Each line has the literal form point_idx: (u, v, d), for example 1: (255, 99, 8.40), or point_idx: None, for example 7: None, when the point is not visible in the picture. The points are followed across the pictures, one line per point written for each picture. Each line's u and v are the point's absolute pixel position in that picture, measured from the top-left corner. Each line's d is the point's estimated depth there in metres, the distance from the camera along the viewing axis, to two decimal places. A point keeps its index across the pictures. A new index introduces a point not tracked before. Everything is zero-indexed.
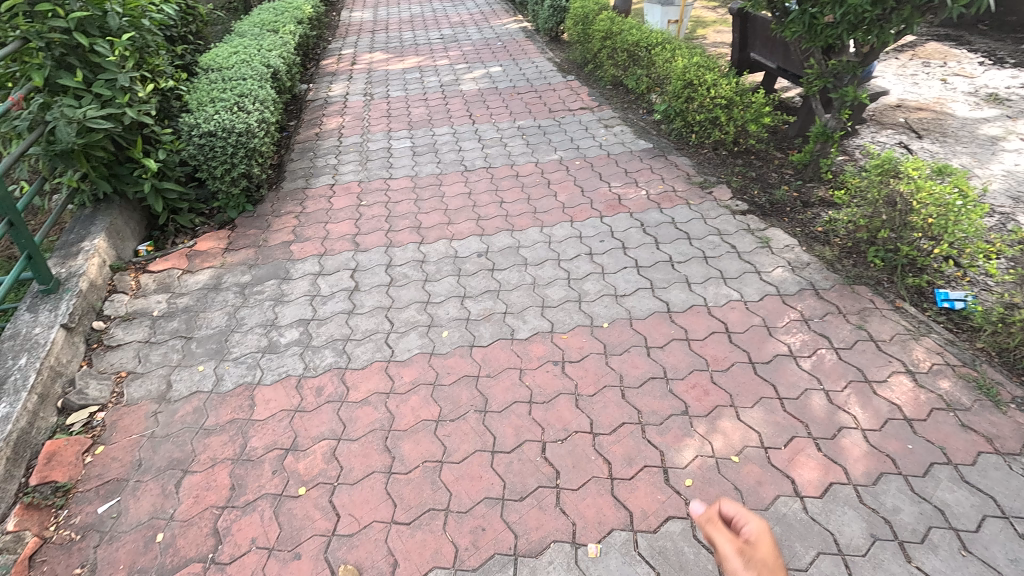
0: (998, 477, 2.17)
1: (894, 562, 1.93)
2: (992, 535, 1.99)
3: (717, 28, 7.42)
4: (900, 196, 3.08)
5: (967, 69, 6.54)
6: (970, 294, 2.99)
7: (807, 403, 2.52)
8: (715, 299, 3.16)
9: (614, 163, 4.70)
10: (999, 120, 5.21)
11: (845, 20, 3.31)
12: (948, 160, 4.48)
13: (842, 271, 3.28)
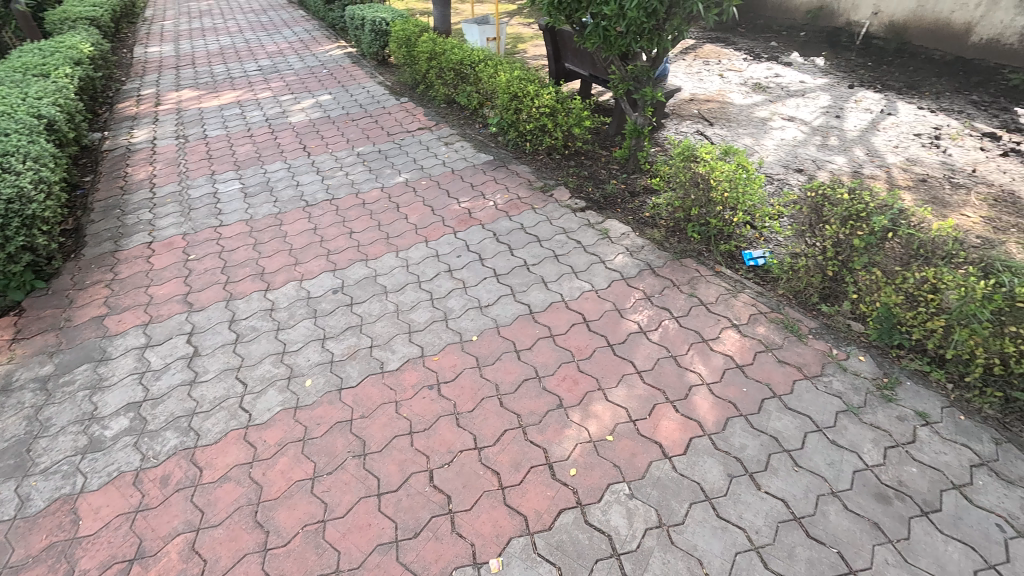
0: (810, 397, 2.60)
1: (749, 493, 2.21)
2: (814, 447, 2.38)
3: (534, 43, 7.99)
4: (701, 177, 3.57)
5: (736, 65, 7.84)
6: (767, 250, 3.56)
7: (660, 371, 2.79)
8: (571, 293, 3.37)
9: (459, 179, 4.80)
10: (765, 104, 6.32)
11: (630, 31, 3.76)
12: (734, 141, 5.32)
13: (670, 248, 3.71)
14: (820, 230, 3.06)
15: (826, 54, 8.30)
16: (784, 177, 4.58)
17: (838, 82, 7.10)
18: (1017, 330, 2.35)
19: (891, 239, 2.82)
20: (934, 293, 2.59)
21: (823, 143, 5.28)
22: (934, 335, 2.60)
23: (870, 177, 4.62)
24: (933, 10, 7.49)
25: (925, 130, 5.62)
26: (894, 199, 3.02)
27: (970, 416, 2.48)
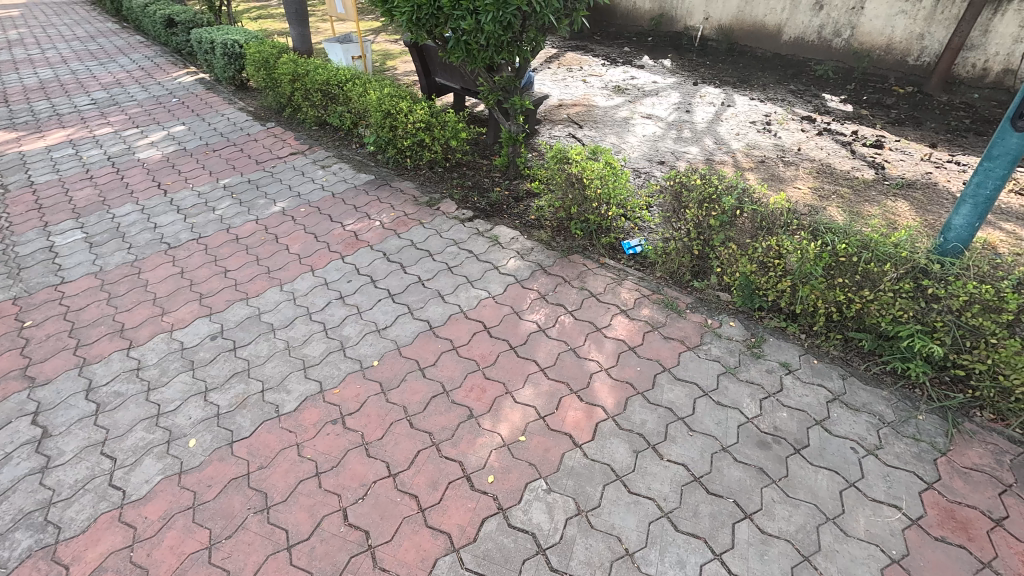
0: (695, 366, 2.86)
1: (654, 465, 2.36)
2: (703, 411, 2.61)
3: (403, 58, 7.96)
4: (575, 177, 3.78)
5: (596, 70, 8.43)
6: (643, 237, 3.86)
7: (562, 365, 2.91)
8: (468, 303, 3.39)
9: (341, 201, 4.63)
10: (625, 105, 6.85)
11: (490, 44, 3.89)
12: (602, 141, 5.70)
13: (557, 247, 3.88)
14: (682, 215, 3.38)
15: (671, 56, 9.21)
16: (650, 170, 5.00)
17: (684, 80, 7.90)
18: (843, 281, 2.77)
19: (740, 216, 3.20)
20: (778, 258, 2.97)
21: (678, 136, 5.85)
22: (784, 295, 2.98)
23: (720, 162, 5.19)
24: (752, 15, 8.75)
25: (758, 118, 6.43)
26: (737, 180, 3.42)
27: (821, 359, 2.87)
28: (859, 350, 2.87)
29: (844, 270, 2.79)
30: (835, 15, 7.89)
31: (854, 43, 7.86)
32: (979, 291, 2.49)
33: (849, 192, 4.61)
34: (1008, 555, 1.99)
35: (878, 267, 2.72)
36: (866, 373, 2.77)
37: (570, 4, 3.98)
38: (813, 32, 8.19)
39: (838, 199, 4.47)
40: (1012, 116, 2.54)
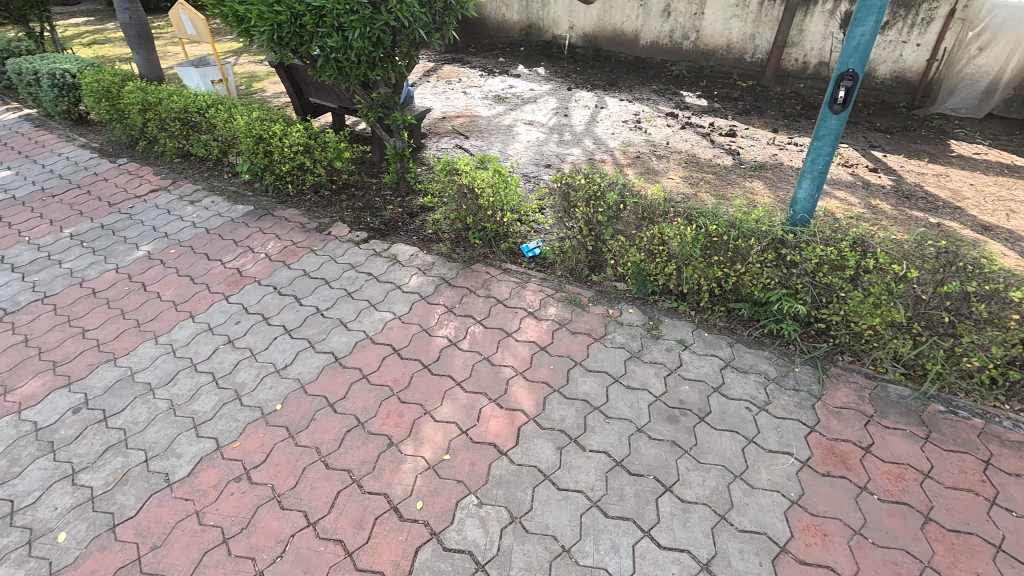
0: (603, 355, 2.99)
1: (578, 457, 2.43)
2: (616, 397, 2.73)
3: (271, 79, 7.52)
4: (466, 188, 3.79)
5: (475, 81, 8.57)
6: (540, 239, 3.97)
7: (478, 375, 2.89)
8: (374, 327, 3.26)
9: (218, 237, 4.25)
10: (507, 113, 7.03)
11: (362, 61, 3.80)
12: (490, 150, 5.79)
13: (459, 259, 3.87)
14: (573, 214, 3.52)
15: (545, 64, 9.63)
16: (538, 174, 5.16)
17: (559, 86, 8.29)
18: (718, 259, 3.05)
19: (624, 209, 3.40)
20: (662, 245, 3.20)
21: (560, 140, 6.11)
22: (672, 278, 3.21)
23: (601, 161, 5.51)
24: (611, 23, 9.42)
25: (629, 117, 6.92)
26: (618, 176, 3.64)
27: (710, 331, 3.13)
28: (740, 318, 3.17)
29: (718, 249, 3.07)
30: (681, 20, 8.75)
31: (700, 45, 8.77)
32: (825, 253, 2.86)
33: (714, 178, 5.10)
34: (879, 476, 2.30)
35: (744, 243, 3.03)
36: (748, 338, 3.07)
37: (442, 18, 3.94)
38: (666, 37, 9.02)
39: (706, 185, 4.94)
40: (829, 102, 2.95)
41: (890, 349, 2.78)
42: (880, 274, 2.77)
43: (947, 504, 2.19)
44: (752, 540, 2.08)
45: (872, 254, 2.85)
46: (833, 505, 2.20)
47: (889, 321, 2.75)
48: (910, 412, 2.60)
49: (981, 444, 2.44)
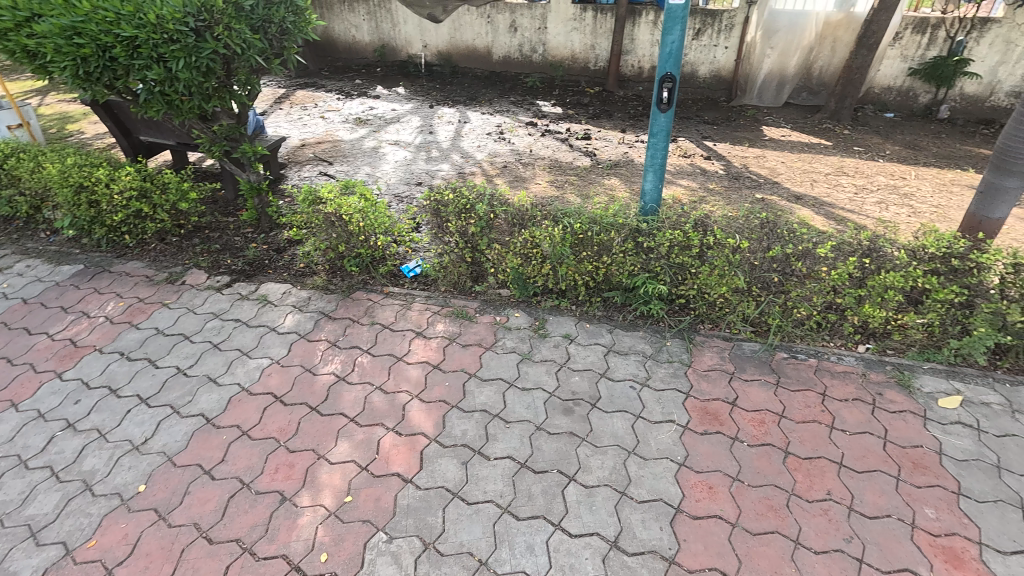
0: (496, 363, 3.03)
1: (483, 469, 2.43)
2: (513, 401, 2.78)
3: (90, 119, 6.62)
4: (333, 216, 3.64)
5: (333, 105, 8.29)
6: (419, 258, 3.93)
7: (372, 406, 2.78)
8: (250, 377, 2.99)
9: (40, 307, 3.62)
10: (371, 135, 6.89)
11: (195, 93, 3.50)
12: (356, 175, 5.63)
13: (337, 289, 3.70)
14: (447, 229, 3.54)
15: (403, 83, 9.62)
16: (410, 194, 5.13)
17: (421, 104, 8.32)
18: (587, 254, 3.26)
19: (495, 218, 3.50)
20: (535, 247, 3.34)
21: (428, 157, 6.13)
22: (549, 277, 3.36)
23: (471, 174, 5.61)
24: (462, 40, 9.73)
25: (492, 129, 7.14)
26: (485, 187, 3.73)
27: (591, 322, 3.33)
28: (615, 305, 3.41)
29: (585, 245, 3.28)
30: (528, 35, 9.28)
31: (548, 57, 9.37)
32: (674, 237, 3.19)
33: (577, 179, 5.44)
34: (746, 425, 2.60)
35: (607, 236, 3.27)
36: (625, 322, 3.31)
37: (280, 44, 3.69)
38: (516, 51, 9.50)
39: (571, 187, 5.25)
40: (656, 102, 3.31)
41: (739, 313, 3.17)
42: (720, 248, 3.15)
43: (799, 437, 2.53)
44: (651, 509, 2.23)
45: (711, 232, 3.23)
46: (713, 459, 2.44)
47: (734, 288, 3.13)
48: (762, 364, 2.98)
49: (817, 379, 2.87)
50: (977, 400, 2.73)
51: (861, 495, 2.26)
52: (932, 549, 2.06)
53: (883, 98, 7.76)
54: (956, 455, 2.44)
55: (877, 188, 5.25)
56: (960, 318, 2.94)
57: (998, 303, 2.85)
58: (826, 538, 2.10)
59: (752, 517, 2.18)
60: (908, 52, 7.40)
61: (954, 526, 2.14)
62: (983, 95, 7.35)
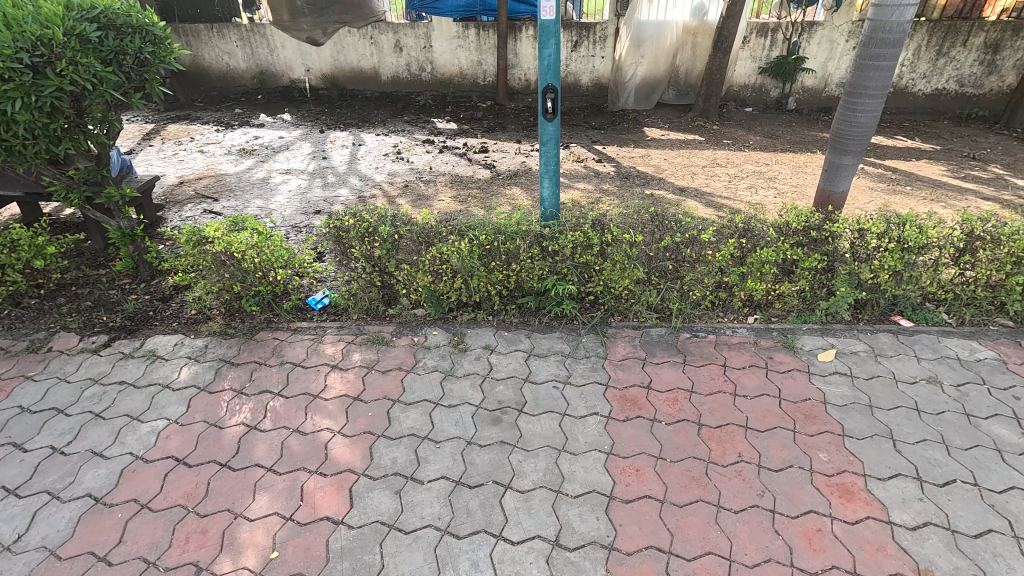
0: (419, 384, 2.97)
1: (417, 494, 2.37)
2: (441, 420, 2.75)
3: None
4: (223, 255, 3.39)
5: (211, 137, 7.74)
6: (326, 288, 3.77)
7: (291, 451, 2.61)
8: (144, 443, 2.68)
9: None
10: (258, 166, 6.51)
11: (40, 135, 3.12)
12: (246, 209, 5.29)
13: (237, 333, 3.44)
14: (351, 255, 3.44)
15: (289, 109, 9.23)
16: (308, 223, 4.92)
17: (310, 130, 8.02)
18: (495, 264, 3.31)
19: (400, 237, 3.45)
20: (445, 263, 3.33)
21: (324, 183, 5.91)
22: (462, 291, 3.37)
23: (371, 197, 5.48)
24: (347, 62, 9.64)
25: (389, 149, 7.05)
26: (386, 209, 3.68)
27: (509, 329, 3.38)
28: (530, 310, 3.49)
29: (493, 255, 3.33)
30: (413, 54, 9.36)
31: (437, 74, 9.48)
32: (576, 238, 3.34)
33: (479, 192, 5.51)
34: (662, 405, 2.77)
35: (512, 244, 3.35)
36: (541, 325, 3.40)
37: (139, 76, 3.39)
38: (404, 70, 9.53)
39: (474, 200, 5.31)
40: (542, 112, 3.45)
41: (644, 301, 3.37)
42: (618, 244, 3.34)
43: (709, 408, 2.74)
44: (586, 501, 2.30)
45: (609, 230, 3.43)
46: (637, 443, 2.56)
47: (635, 280, 3.33)
48: (670, 346, 3.19)
49: (718, 353, 3.12)
50: (847, 350, 3.12)
51: (767, 451, 2.49)
52: (829, 488, 2.31)
53: (741, 95, 8.70)
54: (837, 401, 2.77)
55: (746, 175, 5.85)
56: (825, 281, 3.35)
57: (852, 264, 3.28)
58: (742, 497, 2.29)
59: (678, 491, 2.32)
60: (756, 54, 8.37)
61: (843, 464, 2.42)
62: (819, 88, 8.48)
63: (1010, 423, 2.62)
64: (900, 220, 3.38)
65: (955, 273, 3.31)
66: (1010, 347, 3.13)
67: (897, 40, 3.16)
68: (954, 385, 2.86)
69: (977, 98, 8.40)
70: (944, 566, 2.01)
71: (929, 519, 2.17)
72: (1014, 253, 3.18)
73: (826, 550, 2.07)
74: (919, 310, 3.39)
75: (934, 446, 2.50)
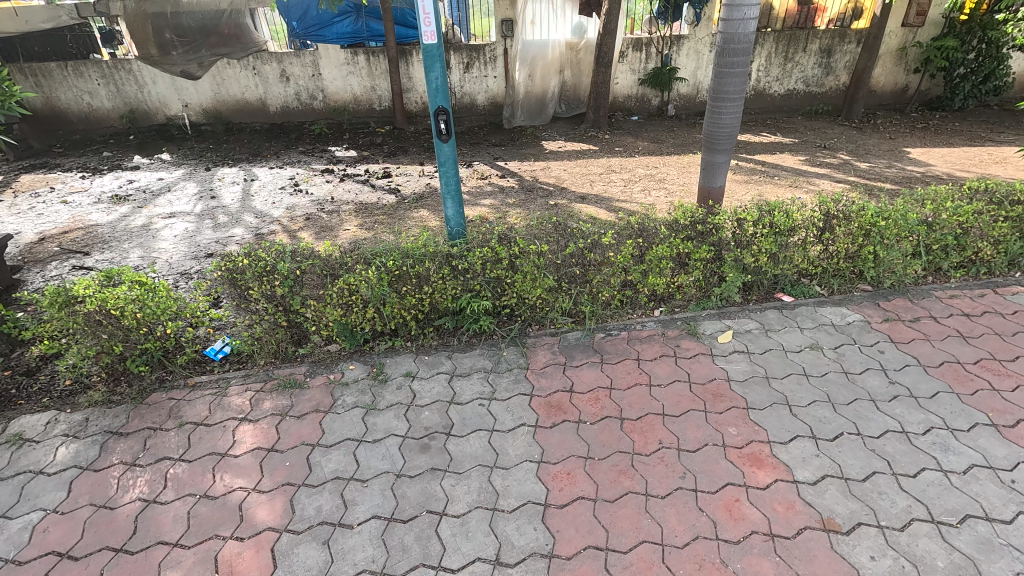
0: (339, 424, 2.83)
1: (348, 540, 2.24)
2: (366, 457, 2.63)
3: None
4: (98, 314, 3.03)
5: (76, 185, 6.95)
6: (226, 336, 3.50)
7: (200, 519, 2.37)
8: (16, 543, 2.31)
9: None
10: (135, 212, 5.92)
11: None
12: (124, 261, 4.77)
13: (124, 399, 3.08)
14: (250, 297, 3.22)
15: (167, 147, 8.53)
16: (200, 268, 4.56)
17: (194, 168, 7.47)
18: (407, 288, 3.25)
19: (303, 273, 3.29)
20: (353, 294, 3.22)
21: (215, 224, 5.50)
22: (375, 320, 3.27)
23: (270, 234, 5.18)
24: (230, 94, 9.13)
25: (285, 182, 6.73)
26: (284, 244, 3.50)
27: (429, 353, 3.33)
28: (448, 331, 3.47)
29: (403, 280, 3.28)
30: (301, 82, 9.06)
31: (330, 102, 9.23)
32: (484, 254, 3.38)
33: (386, 218, 5.40)
34: (585, 406, 2.86)
35: (422, 267, 3.32)
36: (461, 345, 3.39)
37: None
38: (294, 100, 9.19)
39: (381, 226, 5.20)
40: (437, 133, 3.47)
41: (558, 308, 3.47)
42: (526, 255, 3.42)
43: (628, 403, 2.86)
44: (522, 514, 2.30)
45: (515, 243, 3.51)
46: (565, 447, 2.61)
47: (547, 288, 3.42)
48: (587, 347, 3.30)
49: (631, 348, 3.28)
50: (743, 329, 3.41)
51: (684, 435, 2.64)
52: (741, 459, 2.50)
53: (627, 105, 9.32)
54: (739, 377, 3.01)
55: (638, 178, 6.26)
56: (715, 269, 3.64)
57: (736, 250, 3.60)
58: (667, 481, 2.40)
59: (608, 487, 2.39)
60: (635, 67, 9.01)
61: (751, 435, 2.63)
62: (693, 94, 9.31)
63: (879, 374, 2.99)
64: (770, 207, 3.78)
65: (821, 249, 3.73)
66: (871, 308, 3.58)
67: (746, 49, 3.55)
68: (832, 348, 3.21)
69: (820, 95, 9.65)
70: (842, 512, 2.23)
71: (826, 472, 2.41)
72: (863, 227, 3.65)
73: (744, 518, 2.23)
74: (797, 286, 3.79)
75: (822, 405, 2.78)
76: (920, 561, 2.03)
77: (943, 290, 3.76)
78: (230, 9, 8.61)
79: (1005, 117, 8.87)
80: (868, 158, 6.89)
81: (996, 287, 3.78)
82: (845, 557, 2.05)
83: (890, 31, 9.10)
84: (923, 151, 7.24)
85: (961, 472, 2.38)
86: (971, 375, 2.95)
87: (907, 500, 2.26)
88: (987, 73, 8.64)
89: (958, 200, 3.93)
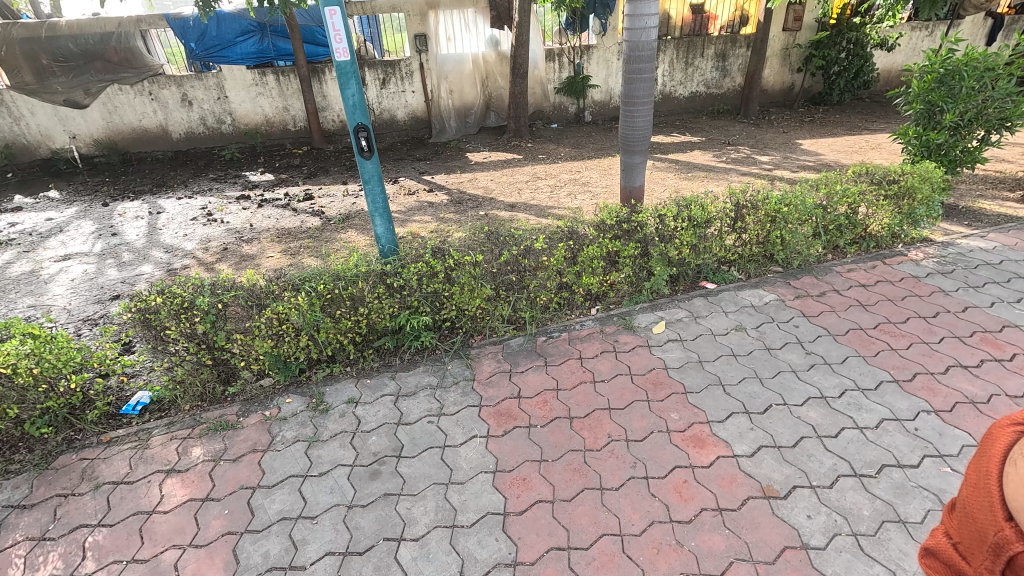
0: (280, 461, 2.67)
1: None
2: (313, 492, 2.50)
3: None
4: None
5: None
6: (144, 385, 3.23)
7: None
8: None
9: None
10: (21, 258, 5.32)
11: None
12: (10, 312, 4.27)
13: (23, 468, 2.73)
14: (168, 337, 2.99)
15: (55, 184, 7.74)
16: (106, 312, 4.17)
17: (89, 205, 6.83)
18: (341, 311, 3.14)
19: (226, 306, 3.08)
20: (283, 323, 3.06)
21: (118, 263, 5.05)
22: (310, 348, 3.14)
23: (183, 268, 4.82)
24: (125, 123, 8.48)
25: (196, 213, 6.30)
26: (202, 278, 3.27)
27: (372, 376, 3.23)
28: (389, 351, 3.40)
29: (336, 303, 3.17)
30: (206, 106, 8.58)
31: (239, 125, 8.78)
32: (419, 269, 3.34)
33: (311, 241, 5.21)
34: (534, 410, 2.88)
35: (355, 287, 3.23)
36: (404, 363, 3.32)
37: None
38: (198, 124, 8.67)
39: (307, 250, 4.99)
40: (358, 151, 3.39)
41: (497, 316, 3.51)
42: (462, 267, 3.42)
43: (576, 402, 2.92)
44: (483, 527, 2.27)
45: (449, 255, 3.49)
46: (519, 453, 2.63)
47: (485, 298, 3.44)
48: (530, 352, 3.35)
49: (573, 347, 3.36)
50: (674, 319, 3.59)
51: (631, 425, 2.73)
52: (684, 442, 2.62)
53: (545, 113, 9.60)
54: (675, 364, 3.16)
55: (564, 183, 6.45)
56: (644, 264, 3.82)
57: (661, 244, 3.80)
58: (620, 473, 2.47)
59: (564, 486, 2.42)
60: (549, 76, 9.29)
61: (691, 418, 2.76)
62: (606, 100, 9.75)
63: (796, 347, 3.24)
64: (686, 203, 4.00)
65: (735, 238, 4.01)
66: (784, 287, 3.89)
67: (650, 57, 3.76)
68: (755, 328, 3.45)
69: (720, 96, 10.43)
70: (779, 478, 2.39)
71: (761, 444, 2.58)
72: (769, 214, 3.96)
73: (693, 498, 2.33)
74: (718, 273, 4.06)
75: (751, 381, 2.98)
76: (849, 513, 2.21)
77: (842, 265, 4.16)
78: (120, 31, 7.96)
79: (875, 108, 9.98)
80: (766, 151, 7.52)
81: (884, 258, 4.24)
82: (785, 520, 2.20)
83: (773, 35, 9.97)
84: (813, 142, 8.00)
85: (873, 426, 2.63)
86: (873, 338, 3.27)
87: (832, 459, 2.47)
88: (857, 70, 9.69)
89: (845, 183, 4.34)
